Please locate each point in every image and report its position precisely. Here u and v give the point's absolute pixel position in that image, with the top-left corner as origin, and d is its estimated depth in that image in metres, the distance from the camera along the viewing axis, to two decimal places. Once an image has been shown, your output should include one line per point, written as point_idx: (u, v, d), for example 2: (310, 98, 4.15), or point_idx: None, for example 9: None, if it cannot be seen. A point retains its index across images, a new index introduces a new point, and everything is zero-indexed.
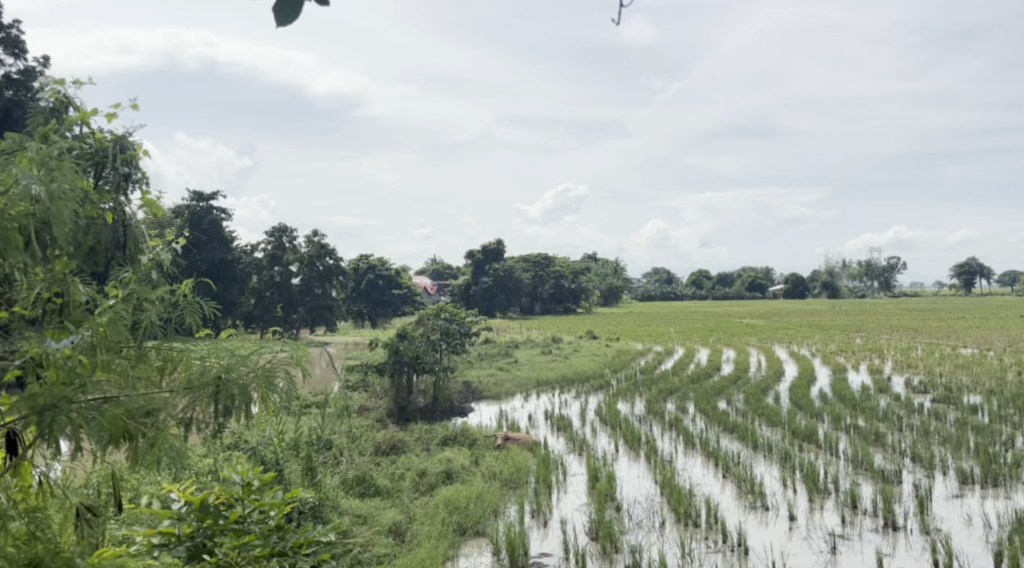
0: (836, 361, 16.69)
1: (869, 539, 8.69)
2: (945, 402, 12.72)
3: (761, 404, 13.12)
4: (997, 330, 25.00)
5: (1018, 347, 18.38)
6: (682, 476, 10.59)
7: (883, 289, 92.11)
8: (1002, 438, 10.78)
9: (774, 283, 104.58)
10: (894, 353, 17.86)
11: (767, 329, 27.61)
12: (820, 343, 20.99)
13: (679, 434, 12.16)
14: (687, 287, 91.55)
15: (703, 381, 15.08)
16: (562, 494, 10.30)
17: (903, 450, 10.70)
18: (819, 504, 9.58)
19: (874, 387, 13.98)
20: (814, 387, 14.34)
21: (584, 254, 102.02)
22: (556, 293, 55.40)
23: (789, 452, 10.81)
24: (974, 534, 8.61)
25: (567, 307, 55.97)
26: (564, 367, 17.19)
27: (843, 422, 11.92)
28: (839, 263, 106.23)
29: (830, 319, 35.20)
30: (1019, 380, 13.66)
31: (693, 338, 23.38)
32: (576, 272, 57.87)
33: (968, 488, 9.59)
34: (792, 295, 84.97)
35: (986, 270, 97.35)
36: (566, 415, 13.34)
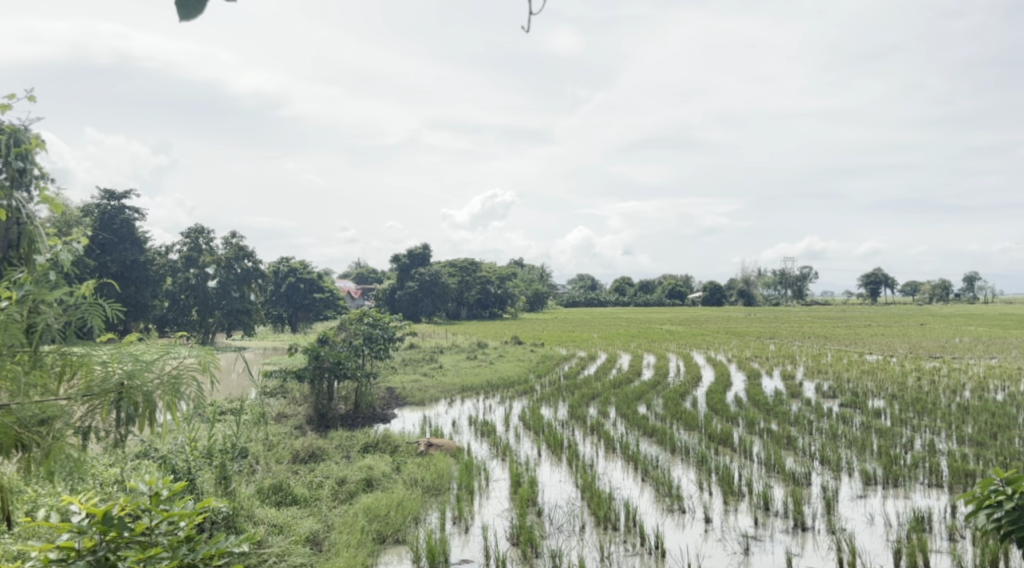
0: (751, 367, 17.17)
1: (779, 539, 8.97)
2: (852, 406, 13.27)
3: (679, 409, 13.40)
4: (897, 337, 26.29)
5: (918, 354, 19.38)
6: (602, 480, 10.72)
7: (797, 298, 95.67)
8: (902, 440, 11.32)
9: (695, 291, 107.55)
10: (805, 359, 18.53)
11: (685, 336, 28.22)
12: (735, 349, 21.64)
13: (600, 438, 12.30)
14: (611, 294, 93.19)
15: (624, 387, 15.29)
16: (484, 500, 10.29)
17: (812, 453, 11.10)
18: (733, 506, 9.83)
19: (787, 392, 14.46)
20: (729, 392, 14.73)
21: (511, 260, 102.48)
22: (482, 298, 55.47)
23: (705, 455, 11.08)
24: (876, 532, 8.99)
25: (492, 312, 56.17)
26: (489, 372, 17.20)
27: (757, 426, 12.27)
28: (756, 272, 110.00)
29: (745, 327, 36.37)
30: (918, 385, 14.35)
31: (616, 344, 23.80)
32: (502, 278, 58.13)
33: (871, 489, 10.00)
34: (710, 303, 87.47)
35: (892, 281, 101.93)
36: (490, 420, 13.34)
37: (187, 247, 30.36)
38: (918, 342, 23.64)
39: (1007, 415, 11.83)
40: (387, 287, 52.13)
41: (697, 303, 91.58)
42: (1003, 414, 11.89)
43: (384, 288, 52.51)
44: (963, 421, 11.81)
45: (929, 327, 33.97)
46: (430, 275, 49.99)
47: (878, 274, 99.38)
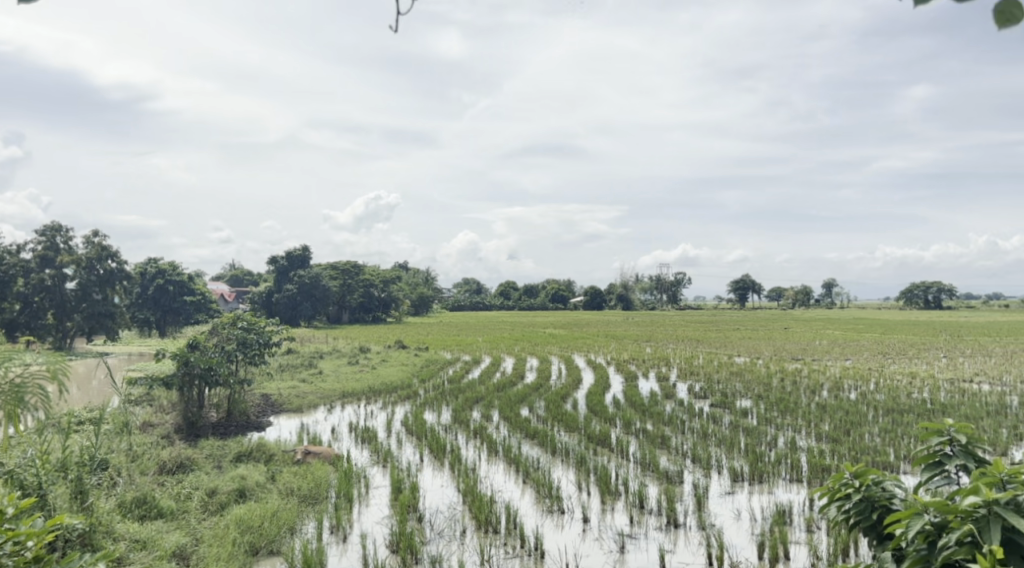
0: (628, 369, 17.70)
1: (653, 537, 9.26)
2: (721, 406, 13.90)
3: (560, 411, 13.64)
4: (762, 341, 27.73)
5: (781, 356, 20.58)
6: (483, 484, 10.73)
7: (672, 302, 99.69)
8: (767, 438, 11.94)
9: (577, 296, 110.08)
10: (679, 361, 19.25)
11: (567, 339, 28.67)
12: (614, 352, 22.25)
13: (482, 442, 12.33)
14: (496, 298, 93.93)
15: (507, 390, 15.41)
16: (364, 507, 10.10)
17: (685, 452, 11.55)
18: (610, 506, 10.08)
19: (661, 393, 14.98)
20: (608, 394, 15.13)
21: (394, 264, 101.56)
22: (366, 301, 54.12)
23: (584, 456, 11.33)
24: (742, 527, 9.43)
25: (376, 315, 55.03)
26: (371, 377, 16.95)
27: (633, 426, 12.67)
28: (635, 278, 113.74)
29: (622, 330, 37.46)
30: (781, 385, 15.23)
31: (500, 347, 23.94)
32: (386, 281, 57.43)
33: (738, 485, 10.50)
34: (591, 306, 89.65)
35: (761, 287, 107.85)
36: (371, 426, 13.13)
37: (41, 246, 28.29)
38: (780, 345, 25.08)
39: (859, 412, 12.71)
40: (263, 290, 50.01)
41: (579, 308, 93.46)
42: (856, 411, 12.75)
43: (260, 290, 50.39)
44: (821, 419, 12.58)
45: (791, 331, 36.14)
46: (310, 278, 48.70)
47: (747, 280, 104.83)
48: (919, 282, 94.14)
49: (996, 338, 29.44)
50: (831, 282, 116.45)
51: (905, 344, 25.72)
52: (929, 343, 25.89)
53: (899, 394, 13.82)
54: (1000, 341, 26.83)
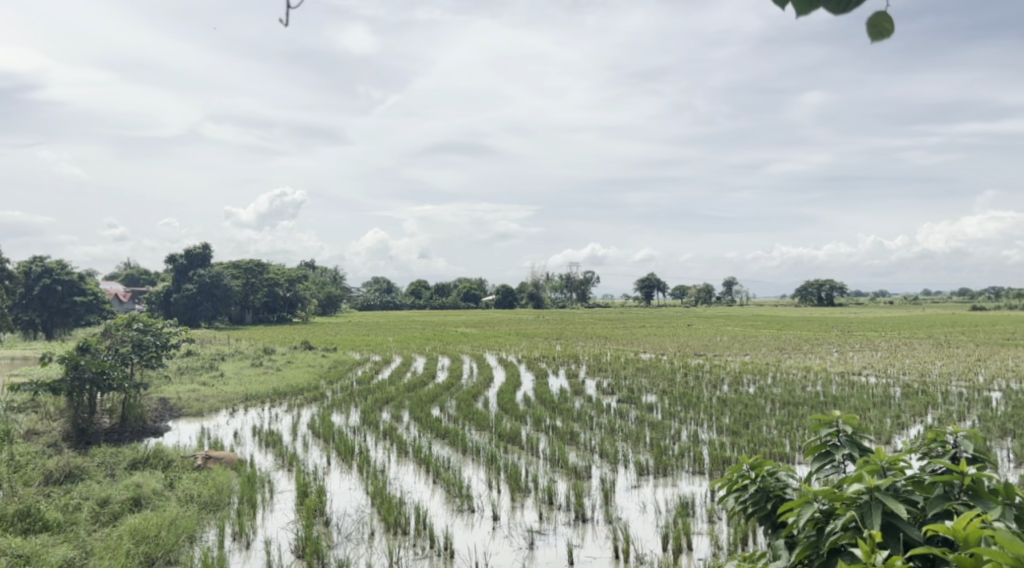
0: (539, 367, 17.87)
1: (561, 532, 9.37)
2: (628, 402, 14.20)
3: (471, 409, 13.64)
4: (668, 337, 28.49)
5: (685, 352, 21.21)
6: (393, 485, 10.61)
7: (581, 301, 101.51)
8: (671, 432, 12.26)
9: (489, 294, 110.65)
10: (587, 359, 19.53)
11: (478, 338, 28.67)
12: (525, 349, 22.43)
13: (392, 443, 12.19)
14: (407, 297, 93.41)
15: (418, 390, 15.30)
16: (268, 513, 9.83)
17: (593, 447, 11.74)
18: (519, 503, 10.14)
19: (571, 390, 15.18)
20: (519, 392, 15.22)
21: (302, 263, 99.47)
22: (269, 301, 53.24)
23: (495, 454, 11.36)
24: (647, 519, 9.66)
25: (281, 316, 54.48)
26: (276, 379, 16.52)
27: (543, 423, 12.79)
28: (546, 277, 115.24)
29: (532, 328, 37.84)
30: (686, 380, 15.70)
31: (410, 347, 23.78)
32: (291, 281, 56.43)
33: (643, 478, 10.76)
34: (503, 305, 90.23)
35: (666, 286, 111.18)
36: (276, 430, 12.79)
37: None
38: (684, 341, 25.83)
39: (757, 406, 13.22)
40: (160, 289, 47.83)
41: (490, 307, 93.83)
42: (754, 405, 13.25)
43: (157, 290, 48.15)
44: (721, 413, 13.02)
45: (694, 328, 37.43)
46: (210, 277, 47.15)
47: (653, 279, 107.74)
48: (813, 280, 99.03)
49: (881, 333, 31.23)
50: (730, 279, 120.91)
51: (799, 339, 26.93)
52: (821, 338, 27.18)
53: (794, 388, 14.43)
54: (883, 336, 28.47)
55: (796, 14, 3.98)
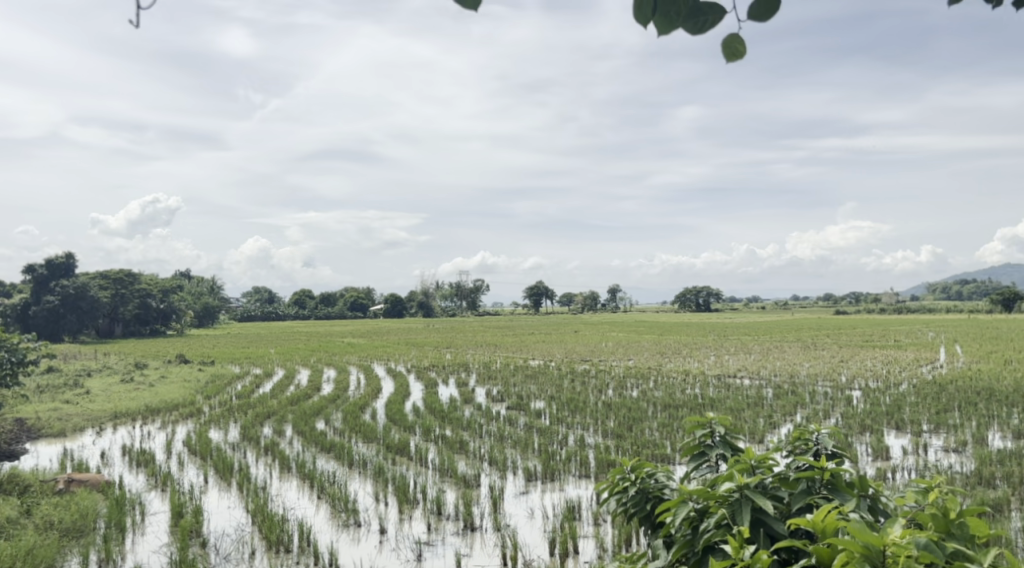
0: (428, 376, 17.74)
1: (449, 542, 9.32)
2: (517, 408, 14.31)
3: (358, 421, 13.40)
4: (555, 344, 29.00)
5: (572, 358, 21.64)
6: (274, 502, 10.26)
7: (472, 309, 101.94)
8: (559, 437, 12.45)
9: (379, 303, 109.42)
10: (477, 367, 19.61)
11: (365, 348, 28.30)
12: (413, 359, 22.31)
13: (274, 459, 11.80)
14: (292, 308, 91.04)
15: (302, 403, 14.90)
16: (139, 537, 9.30)
17: (482, 455, 11.75)
18: (407, 515, 10.01)
19: (460, 399, 15.17)
20: (408, 402, 15.07)
21: (180, 272, 95.08)
22: (141, 313, 50.80)
23: (382, 466, 11.19)
24: (535, 525, 9.74)
25: (154, 328, 51.95)
26: (148, 395, 15.69)
27: (432, 433, 12.70)
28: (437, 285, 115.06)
29: (421, 337, 37.66)
30: (574, 386, 15.97)
31: (293, 359, 23.17)
32: (165, 291, 54.00)
33: (532, 485, 10.85)
34: (393, 314, 89.44)
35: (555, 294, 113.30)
36: (148, 449, 12.14)
37: None
38: (572, 347, 26.36)
39: (640, 409, 13.60)
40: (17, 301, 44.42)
41: (380, 316, 92.82)
42: (637, 408, 13.64)
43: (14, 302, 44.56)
44: (607, 416, 13.34)
45: (582, 334, 38.36)
46: (75, 288, 44.46)
47: (542, 286, 109.56)
48: (694, 287, 103.28)
49: (753, 337, 33.01)
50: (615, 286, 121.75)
51: (680, 343, 27.98)
52: (700, 343, 28.35)
53: (675, 391, 14.95)
54: (754, 340, 30.05)
55: (657, 34, 4.13)
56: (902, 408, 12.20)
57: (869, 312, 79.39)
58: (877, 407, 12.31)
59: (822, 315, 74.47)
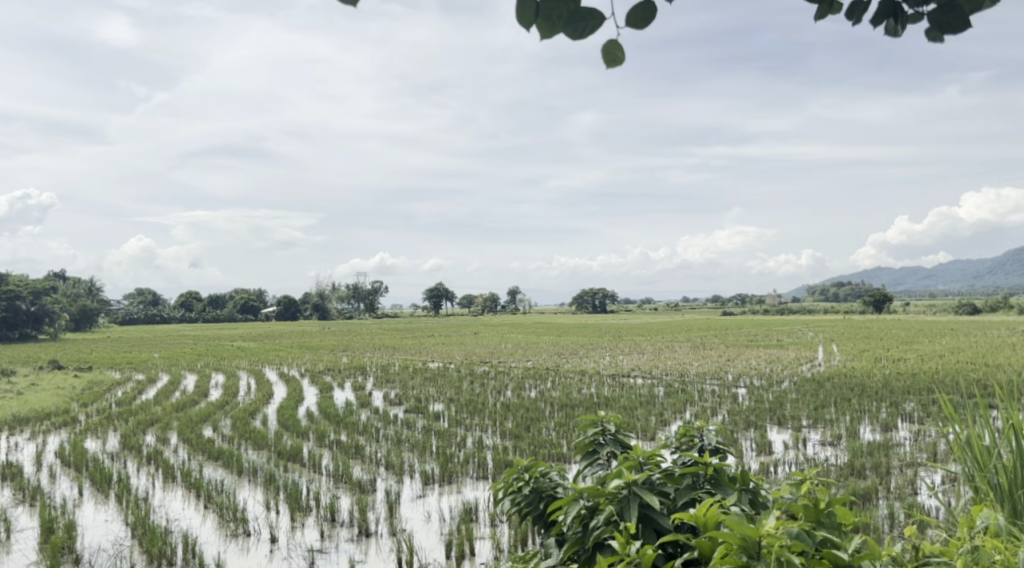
0: (323, 381, 17.33)
1: (343, 549, 9.12)
2: (414, 411, 14.20)
3: (248, 428, 12.96)
4: (455, 346, 28.94)
5: (470, 360, 21.67)
6: (156, 514, 9.78)
7: (370, 311, 100.68)
8: (457, 439, 12.42)
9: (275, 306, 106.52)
10: (374, 370, 19.33)
11: (255, 352, 27.44)
12: (309, 363, 21.82)
13: (157, 468, 11.26)
14: (178, 311, 87.42)
15: (188, 410, 14.29)
16: (4, 556, 8.68)
17: (378, 460, 11.58)
18: (300, 522, 9.75)
19: (356, 403, 14.92)
20: (301, 407, 14.68)
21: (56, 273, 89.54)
22: (8, 316, 47.59)
23: (273, 473, 10.87)
24: (431, 528, 9.67)
25: (22, 333, 48.81)
26: (16, 405, 14.67)
27: (326, 439, 12.43)
28: (336, 288, 112.97)
29: (315, 340, 36.85)
30: (473, 388, 15.97)
31: (176, 364, 22.20)
32: (37, 293, 50.80)
33: (429, 488, 10.77)
34: (286, 317, 87.29)
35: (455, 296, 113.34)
36: (16, 461, 11.36)
37: None
38: (471, 349, 26.39)
39: (537, 409, 13.73)
40: None
41: (272, 318, 90.40)
42: (535, 408, 13.76)
43: None
44: (505, 417, 13.40)
45: (480, 336, 38.49)
46: None
47: (442, 288, 109.38)
48: (593, 289, 105.38)
49: (646, 337, 34.07)
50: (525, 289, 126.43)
51: (577, 344, 28.42)
52: (595, 343, 28.91)
53: (572, 390, 15.18)
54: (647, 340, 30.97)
55: (539, 37, 4.16)
56: (783, 404, 12.80)
57: (756, 313, 83.19)
58: (761, 404, 12.88)
59: (713, 316, 77.41)
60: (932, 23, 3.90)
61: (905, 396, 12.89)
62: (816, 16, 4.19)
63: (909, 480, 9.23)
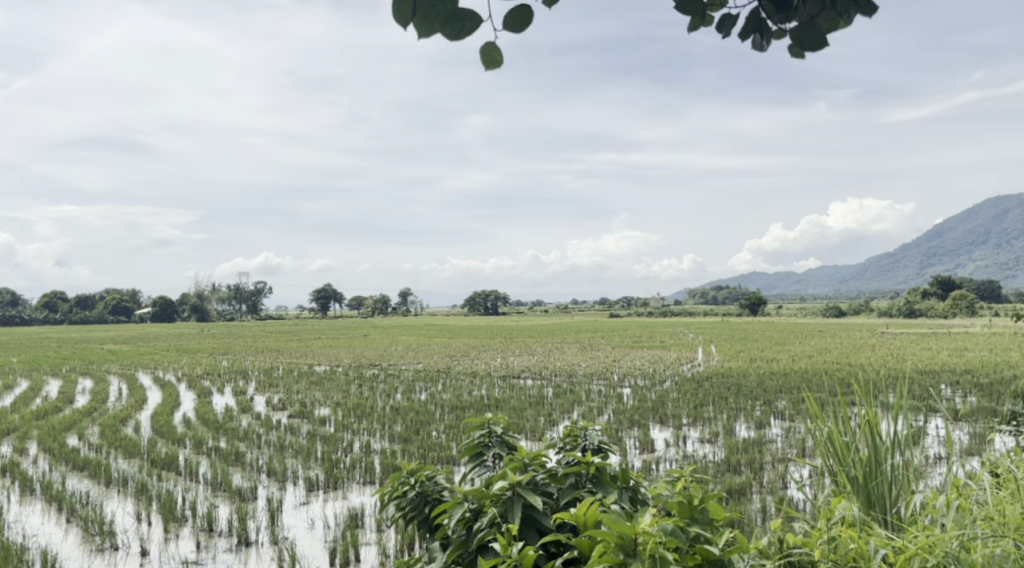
0: (202, 386, 16.59)
1: (221, 560, 8.72)
2: (299, 416, 13.80)
3: (118, 436, 12.25)
4: (342, 349, 28.39)
5: (358, 362, 21.33)
6: (11, 530, 9.08)
7: (253, 313, 97.79)
8: (343, 444, 12.16)
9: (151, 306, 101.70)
10: (256, 374, 18.69)
11: (123, 356, 26.09)
12: (186, 366, 20.88)
13: (13, 482, 10.46)
14: (41, 312, 82.14)
15: (49, 417, 13.37)
16: None
17: (259, 467, 11.19)
18: (174, 533, 9.26)
19: (237, 408, 14.37)
20: (177, 413, 14.01)
21: None
22: None
23: (145, 483, 10.31)
24: (315, 536, 9.40)
25: None
26: None
27: (204, 445, 11.91)
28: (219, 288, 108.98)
29: (190, 343, 35.39)
30: (360, 391, 15.69)
31: (34, 368, 20.77)
32: None
33: (313, 495, 10.47)
34: (161, 318, 83.87)
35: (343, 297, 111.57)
36: None
37: None
38: (358, 352, 26.02)
39: (427, 412, 13.64)
40: None
41: (145, 321, 85.82)
42: (424, 411, 13.66)
43: None
44: (393, 421, 13.22)
45: (369, 338, 38.02)
46: None
47: (329, 290, 107.56)
48: (485, 292, 106.06)
49: (534, 338, 34.65)
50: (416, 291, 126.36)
51: (467, 345, 28.53)
52: (487, 345, 28.99)
53: (462, 393, 15.16)
54: (536, 342, 31.37)
55: (416, 37, 4.08)
56: (665, 404, 13.22)
57: (642, 315, 85.94)
58: (644, 403, 13.26)
59: (601, 318, 79.55)
60: (795, 40, 4.09)
61: (777, 395, 13.57)
62: (689, 29, 4.32)
63: (780, 475, 9.71)
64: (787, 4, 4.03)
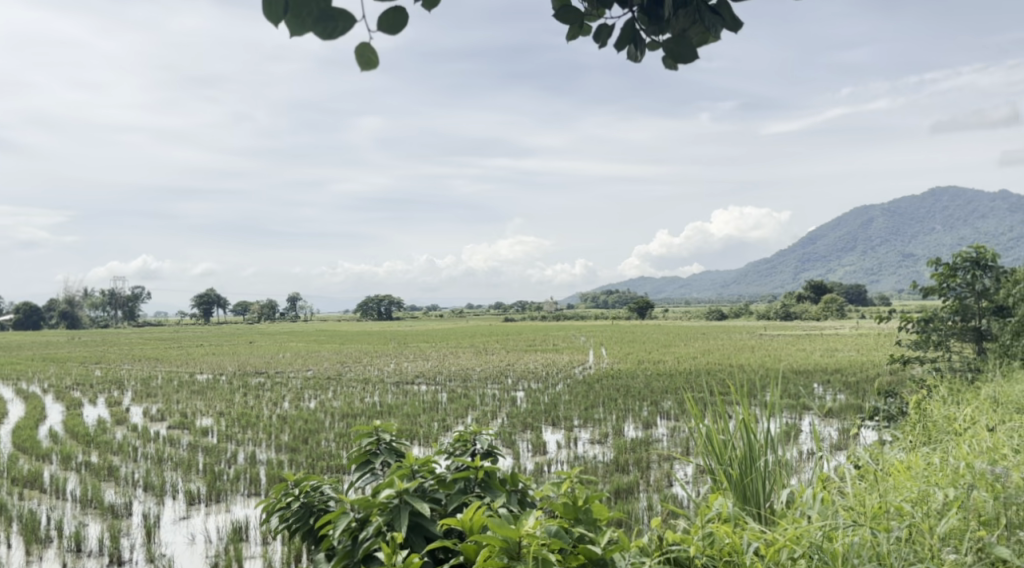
0: (71, 397, 15.60)
1: None
2: (179, 428, 13.18)
3: None
4: (226, 356, 27.34)
5: (243, 370, 20.57)
6: None
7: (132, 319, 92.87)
8: (227, 455, 11.70)
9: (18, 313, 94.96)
10: (133, 384, 17.73)
11: None
12: (53, 377, 19.55)
13: None
14: None
15: None
16: None
17: (135, 481, 10.62)
18: (37, 556, 8.64)
19: (111, 420, 13.58)
20: (42, 427, 13.12)
21: None
22: None
23: (3, 503, 9.60)
24: (195, 551, 8.96)
25: None
26: None
27: (73, 461, 11.20)
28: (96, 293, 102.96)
29: (52, 351, 33.14)
30: (245, 400, 15.15)
31: None
32: None
33: (193, 509, 10.01)
34: (27, 325, 78.43)
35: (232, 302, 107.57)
36: None
37: None
38: (244, 359, 25.16)
39: (317, 420, 13.32)
40: None
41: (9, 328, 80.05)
42: (313, 420, 13.34)
43: None
44: (281, 430, 12.83)
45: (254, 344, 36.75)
46: None
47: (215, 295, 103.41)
48: (381, 296, 104.63)
49: (427, 343, 34.45)
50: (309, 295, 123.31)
51: (359, 351, 28.04)
52: (379, 351, 28.51)
53: (353, 400, 14.87)
54: (429, 346, 31.17)
55: (289, 35, 3.93)
56: (557, 406, 13.40)
57: (539, 320, 86.82)
58: (537, 406, 13.39)
59: (497, 322, 79.91)
60: (667, 52, 4.19)
61: (663, 395, 13.99)
62: (569, 38, 4.34)
63: (665, 473, 9.99)
64: (660, 17, 4.15)
